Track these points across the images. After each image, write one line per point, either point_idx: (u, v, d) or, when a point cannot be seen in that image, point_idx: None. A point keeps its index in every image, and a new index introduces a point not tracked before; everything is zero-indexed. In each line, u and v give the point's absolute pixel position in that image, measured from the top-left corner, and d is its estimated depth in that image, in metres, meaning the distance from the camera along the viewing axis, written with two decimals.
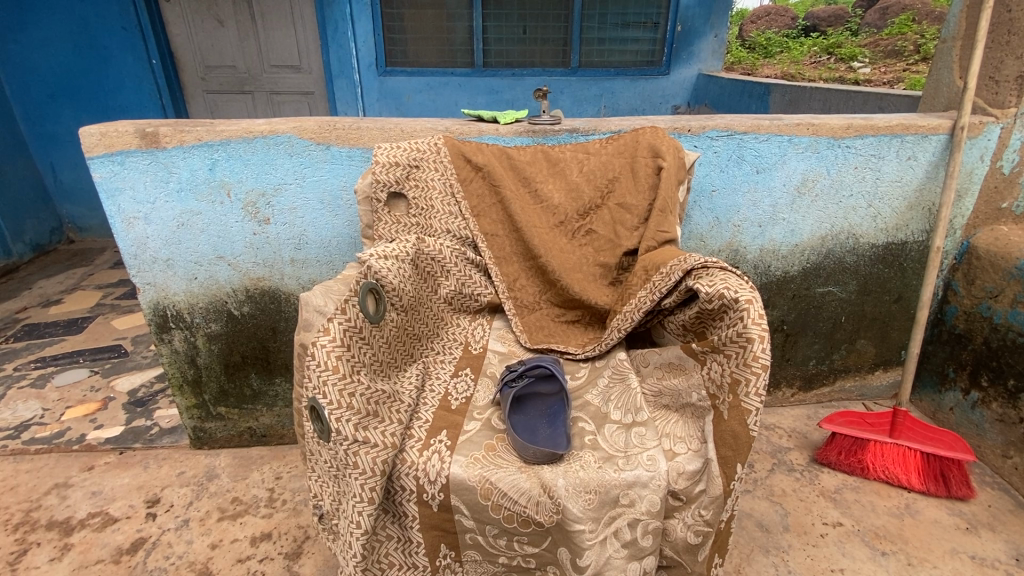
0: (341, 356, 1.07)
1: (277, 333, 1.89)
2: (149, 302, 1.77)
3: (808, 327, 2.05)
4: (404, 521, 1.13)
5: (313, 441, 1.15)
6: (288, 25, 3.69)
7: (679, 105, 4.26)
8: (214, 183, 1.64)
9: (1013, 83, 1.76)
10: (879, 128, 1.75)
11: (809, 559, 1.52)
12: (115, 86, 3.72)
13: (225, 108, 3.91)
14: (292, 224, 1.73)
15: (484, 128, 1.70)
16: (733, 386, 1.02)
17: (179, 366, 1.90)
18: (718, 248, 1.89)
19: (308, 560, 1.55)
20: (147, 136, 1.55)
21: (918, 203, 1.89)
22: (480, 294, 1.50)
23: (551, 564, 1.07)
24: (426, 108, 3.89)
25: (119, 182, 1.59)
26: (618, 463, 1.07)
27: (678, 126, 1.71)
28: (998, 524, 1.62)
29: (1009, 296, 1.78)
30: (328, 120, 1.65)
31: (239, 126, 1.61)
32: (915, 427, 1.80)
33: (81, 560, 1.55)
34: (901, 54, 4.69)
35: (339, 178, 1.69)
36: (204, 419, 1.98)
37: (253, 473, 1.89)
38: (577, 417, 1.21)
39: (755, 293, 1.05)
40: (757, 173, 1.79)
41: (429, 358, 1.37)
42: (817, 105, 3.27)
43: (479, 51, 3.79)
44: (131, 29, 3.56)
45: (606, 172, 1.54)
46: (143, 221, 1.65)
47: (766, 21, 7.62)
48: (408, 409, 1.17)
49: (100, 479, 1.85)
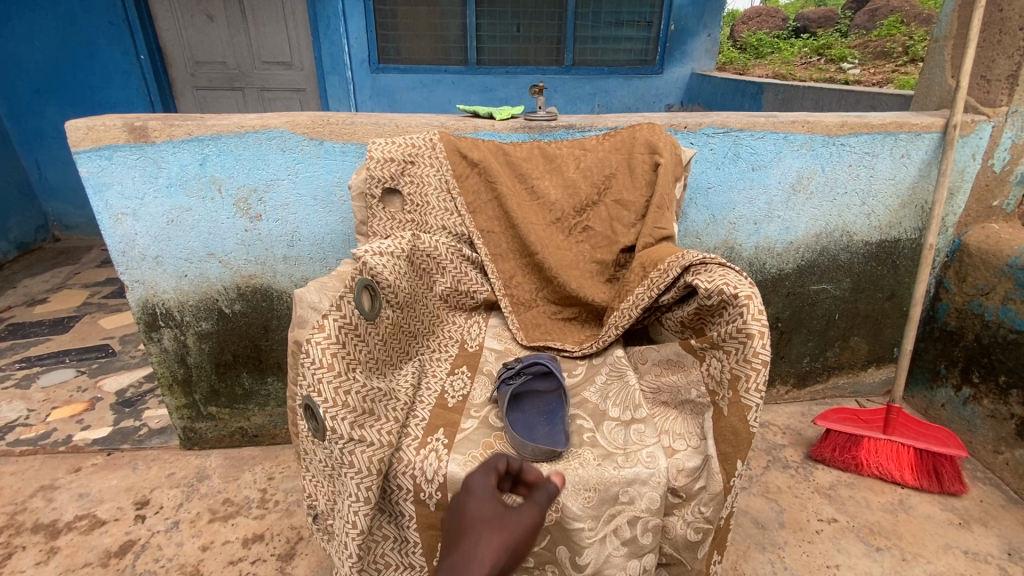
0: (337, 354, 1.05)
1: (270, 332, 1.87)
2: (138, 300, 1.73)
3: (803, 324, 2.05)
4: (401, 521, 1.11)
5: (306, 440, 1.12)
6: (279, 21, 3.65)
7: (673, 104, 4.28)
8: (205, 179, 1.61)
9: (1004, 82, 1.78)
10: (873, 126, 1.76)
11: (805, 555, 1.53)
12: (101, 81, 3.67)
13: (215, 105, 3.85)
14: (285, 221, 1.70)
15: (480, 124, 1.68)
16: (734, 382, 1.02)
17: (169, 365, 1.86)
18: (714, 246, 1.89)
19: (301, 561, 1.53)
20: (135, 130, 1.52)
21: (911, 200, 1.90)
22: (477, 291, 1.48)
23: (550, 564, 1.05)
24: (419, 106, 3.87)
25: (107, 177, 1.55)
26: (618, 460, 1.06)
27: (675, 123, 1.70)
28: (990, 519, 1.64)
29: (1000, 294, 1.80)
30: (321, 115, 1.62)
31: (231, 121, 1.58)
32: (908, 424, 1.82)
33: (68, 564, 1.52)
34: (889, 56, 4.75)
35: (333, 174, 1.67)
36: (195, 419, 1.95)
37: (245, 473, 1.86)
38: (576, 415, 1.19)
39: (754, 288, 1.05)
40: (752, 171, 1.79)
41: (425, 356, 1.35)
42: (809, 104, 3.31)
43: (472, 48, 3.78)
44: (118, 23, 3.51)
45: (604, 168, 1.53)
46: (132, 217, 1.62)
47: (757, 21, 7.66)
48: (404, 407, 1.16)
49: (87, 481, 1.82)
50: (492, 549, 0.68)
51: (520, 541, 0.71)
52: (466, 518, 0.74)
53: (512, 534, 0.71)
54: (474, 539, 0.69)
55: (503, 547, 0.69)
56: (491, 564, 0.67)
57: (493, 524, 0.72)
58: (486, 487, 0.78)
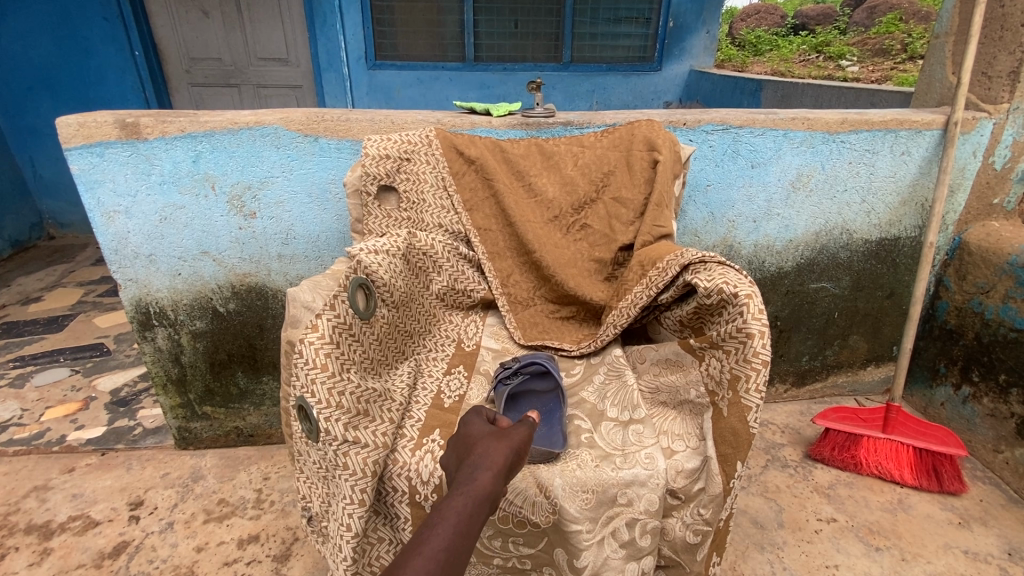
0: (331, 354, 1.03)
1: (265, 331, 1.85)
2: (131, 299, 1.71)
3: (802, 322, 2.04)
4: (396, 523, 1.10)
5: (300, 441, 1.11)
6: (275, 18, 3.63)
7: (672, 101, 4.26)
8: (198, 176, 1.59)
9: (1005, 79, 1.77)
10: (873, 124, 1.74)
11: (804, 555, 1.52)
12: (96, 78, 3.64)
13: (210, 101, 3.82)
14: (279, 219, 1.69)
15: (477, 121, 1.66)
16: (734, 382, 1.00)
17: (163, 365, 1.84)
18: (713, 244, 1.88)
19: (297, 562, 1.52)
20: (127, 126, 1.50)
21: (911, 198, 1.88)
22: (474, 290, 1.47)
23: (547, 566, 1.06)
24: (417, 102, 3.85)
25: (99, 174, 1.53)
26: (616, 462, 1.05)
27: (674, 120, 1.69)
28: (990, 518, 1.63)
29: (1000, 292, 1.78)
30: (316, 112, 1.60)
31: (224, 118, 1.56)
32: (908, 423, 1.81)
33: (61, 566, 1.50)
34: (888, 53, 4.73)
35: (328, 172, 1.65)
36: (189, 418, 1.93)
37: (240, 473, 1.84)
38: (573, 415, 1.18)
39: (754, 287, 1.03)
40: (752, 169, 1.78)
41: (421, 356, 1.34)
42: (808, 101, 3.29)
43: (470, 45, 3.75)
44: (113, 19, 3.48)
45: (602, 165, 1.51)
46: (124, 215, 1.60)
47: (756, 18, 7.64)
48: (400, 408, 1.14)
49: (81, 481, 1.80)
50: (502, 448, 0.70)
51: (524, 446, 0.74)
52: (467, 439, 0.75)
53: (516, 439, 0.73)
54: (483, 447, 0.71)
55: (510, 446, 0.71)
56: (503, 461, 0.69)
57: (496, 435, 0.74)
58: (478, 415, 0.79)
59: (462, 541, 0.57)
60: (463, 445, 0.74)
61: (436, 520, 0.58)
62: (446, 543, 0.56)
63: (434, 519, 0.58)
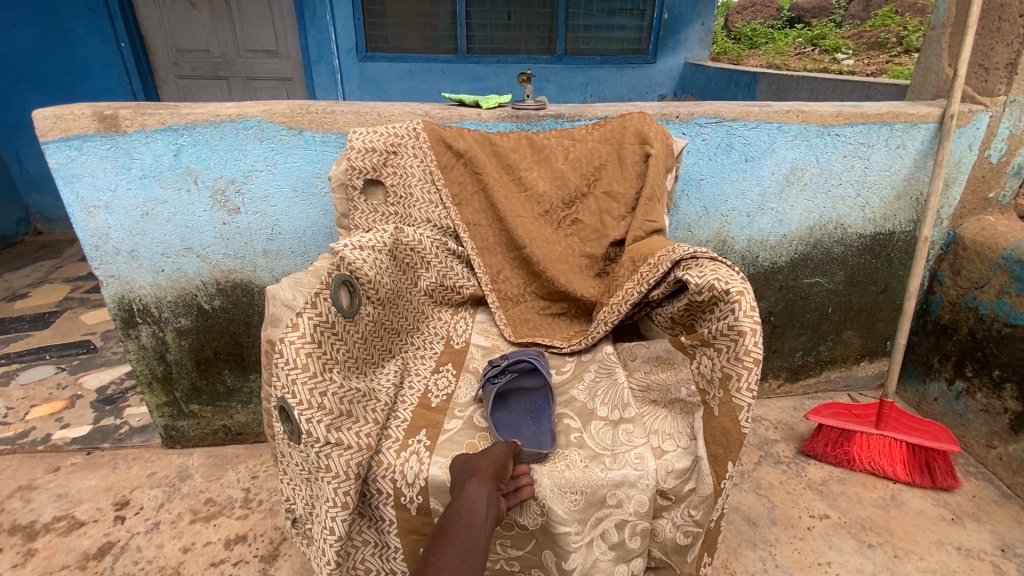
0: (312, 354, 1.00)
1: (252, 328, 1.82)
2: (113, 296, 1.68)
3: (795, 318, 2.02)
4: (381, 526, 1.07)
5: (282, 442, 1.08)
6: (263, 8, 3.56)
7: (666, 94, 4.24)
8: (180, 171, 1.56)
9: (1003, 71, 1.75)
10: (868, 116, 1.72)
11: (796, 552, 1.51)
12: (81, 70, 3.58)
13: (199, 94, 3.77)
14: (264, 214, 1.65)
15: (466, 113, 1.63)
16: (725, 381, 0.98)
17: (148, 363, 1.81)
18: (706, 239, 1.86)
19: (284, 563, 1.50)
20: (105, 119, 1.46)
21: (905, 192, 1.87)
22: (462, 286, 1.44)
23: (535, 567, 1.05)
24: (409, 95, 3.80)
25: (77, 169, 1.49)
26: (605, 462, 1.02)
27: (666, 112, 1.66)
28: (983, 514, 1.62)
29: (995, 287, 1.77)
30: (300, 104, 1.57)
31: (206, 110, 1.52)
32: (901, 418, 1.78)
33: (44, 567, 1.48)
34: (884, 46, 4.71)
35: (313, 165, 1.62)
36: (176, 417, 1.90)
37: (228, 472, 1.82)
38: (562, 414, 1.15)
39: (746, 284, 1.01)
40: (745, 163, 1.75)
41: (408, 354, 1.31)
42: (803, 94, 3.27)
43: (463, 36, 3.70)
44: (98, 10, 3.41)
45: (593, 159, 1.48)
46: (105, 210, 1.56)
47: (752, 11, 7.60)
48: (385, 407, 1.12)
49: (66, 481, 1.77)
50: (488, 457, 0.94)
51: (506, 459, 0.96)
52: (458, 467, 0.96)
53: (497, 454, 0.96)
54: (475, 460, 0.94)
55: (493, 454, 0.95)
56: (491, 466, 0.92)
57: (478, 458, 0.95)
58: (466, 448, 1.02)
59: (473, 533, 0.80)
60: (459, 467, 0.96)
61: (450, 524, 0.81)
62: (461, 535, 0.79)
63: (449, 521, 0.81)
